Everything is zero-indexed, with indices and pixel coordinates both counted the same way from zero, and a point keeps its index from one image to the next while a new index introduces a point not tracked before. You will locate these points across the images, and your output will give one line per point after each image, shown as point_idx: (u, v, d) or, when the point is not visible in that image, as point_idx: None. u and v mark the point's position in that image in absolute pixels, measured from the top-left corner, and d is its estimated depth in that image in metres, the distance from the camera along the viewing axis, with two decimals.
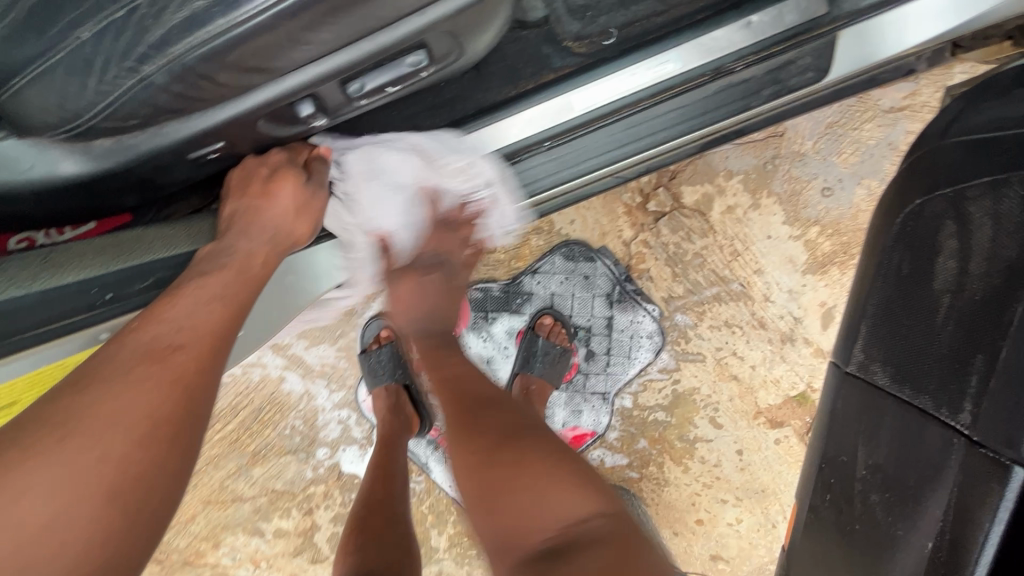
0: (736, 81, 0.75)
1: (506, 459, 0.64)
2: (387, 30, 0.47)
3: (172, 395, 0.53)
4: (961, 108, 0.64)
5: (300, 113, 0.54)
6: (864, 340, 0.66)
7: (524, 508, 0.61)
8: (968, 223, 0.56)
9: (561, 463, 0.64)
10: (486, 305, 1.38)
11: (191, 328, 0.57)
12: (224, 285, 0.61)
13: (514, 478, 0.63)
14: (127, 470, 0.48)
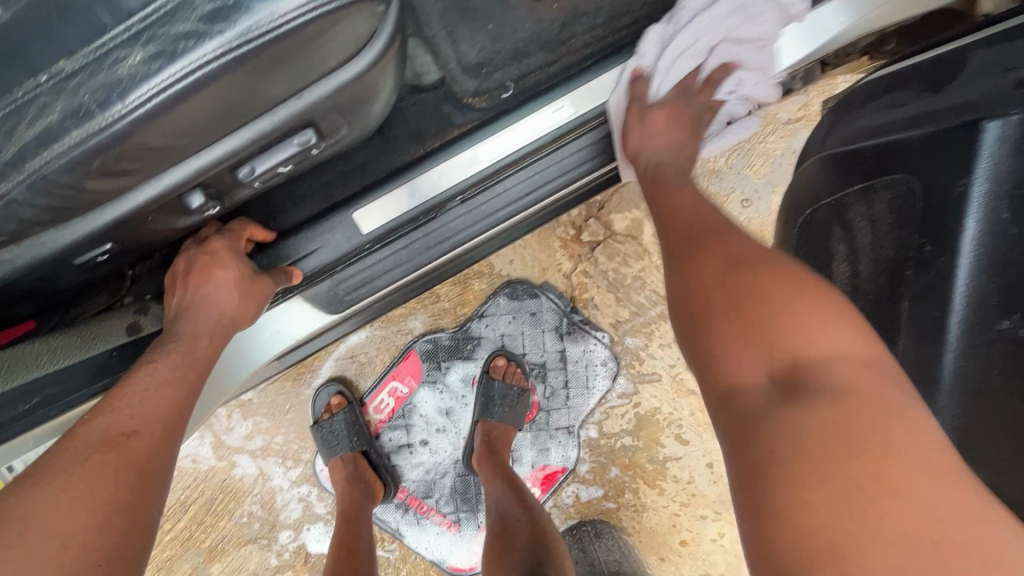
0: None
1: (831, 302, 0.45)
2: (265, 116, 0.48)
3: (125, 476, 0.52)
4: (832, 121, 0.69)
5: (191, 203, 0.53)
6: None
7: (751, 324, 0.45)
8: (851, 228, 0.60)
9: (831, 315, 0.44)
10: (438, 355, 1.36)
11: (146, 413, 0.58)
12: (175, 368, 0.63)
13: (792, 309, 0.44)
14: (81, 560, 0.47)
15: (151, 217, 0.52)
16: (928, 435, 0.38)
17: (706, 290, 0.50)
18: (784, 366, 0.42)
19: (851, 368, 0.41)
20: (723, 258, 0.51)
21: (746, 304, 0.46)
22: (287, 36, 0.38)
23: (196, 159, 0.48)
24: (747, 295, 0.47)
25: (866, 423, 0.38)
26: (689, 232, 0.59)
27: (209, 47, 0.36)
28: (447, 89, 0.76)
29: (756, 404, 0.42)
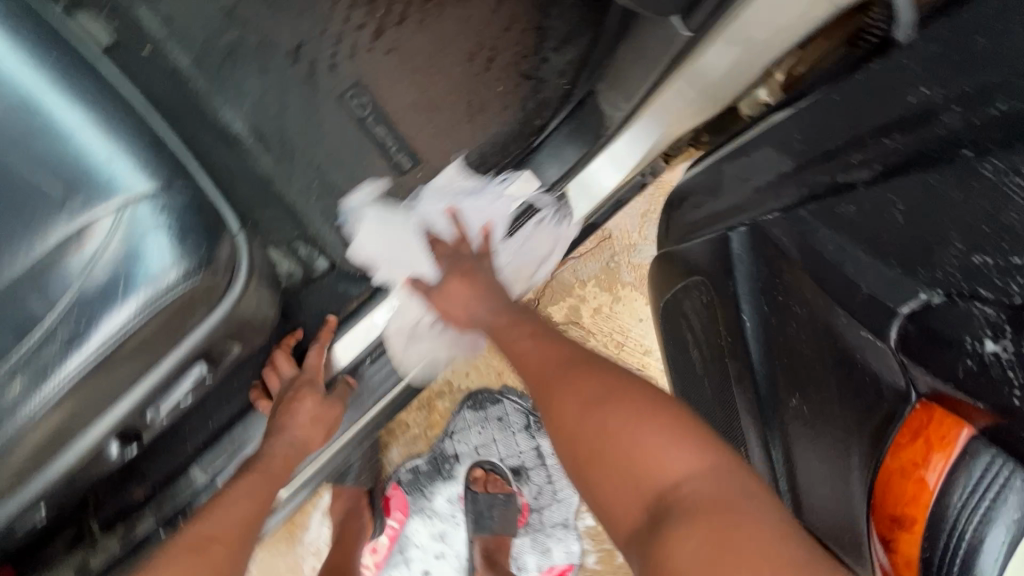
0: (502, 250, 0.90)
1: (649, 413, 0.52)
2: (149, 374, 0.56)
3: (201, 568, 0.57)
4: (669, 214, 0.79)
5: (112, 449, 0.61)
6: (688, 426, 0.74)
7: (567, 429, 0.56)
8: (691, 318, 0.67)
9: (637, 416, 0.52)
10: (420, 482, 1.40)
11: (226, 520, 0.63)
12: (252, 485, 0.69)
13: (631, 445, 0.51)
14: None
15: (75, 478, 0.60)
16: (770, 518, 0.43)
17: (560, 413, 0.57)
18: (573, 428, 0.55)
19: (625, 405, 0.53)
20: (571, 393, 0.57)
21: (562, 428, 0.56)
22: (128, 339, 0.50)
23: (100, 425, 0.56)
24: (550, 397, 0.59)
25: (721, 516, 0.43)
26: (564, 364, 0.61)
27: (72, 364, 0.49)
28: (337, 270, 0.88)
29: (633, 534, 0.48)
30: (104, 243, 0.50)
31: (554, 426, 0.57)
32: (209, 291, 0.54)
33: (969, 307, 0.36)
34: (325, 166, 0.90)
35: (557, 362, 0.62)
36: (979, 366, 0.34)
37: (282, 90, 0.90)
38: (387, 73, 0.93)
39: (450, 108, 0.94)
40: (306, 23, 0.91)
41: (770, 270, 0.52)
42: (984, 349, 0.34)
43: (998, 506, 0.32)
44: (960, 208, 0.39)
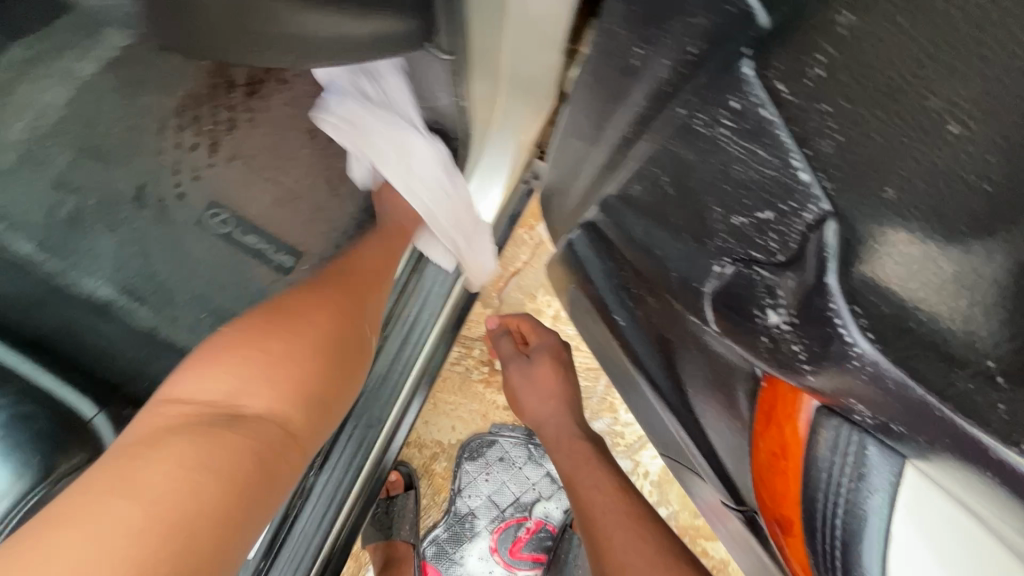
0: (411, 313, 0.89)
1: (660, 558, 0.71)
2: None
3: (347, 294, 0.66)
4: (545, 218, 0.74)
5: None
6: (643, 426, 0.68)
7: (608, 540, 0.75)
8: (591, 323, 0.62)
9: (652, 560, 0.70)
10: (447, 550, 1.36)
11: (356, 262, 0.73)
12: (361, 261, 0.75)
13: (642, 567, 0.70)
14: (315, 343, 0.58)
15: None
16: None
17: (608, 529, 0.76)
18: (612, 544, 0.74)
19: (634, 534, 0.75)
20: (599, 502, 0.80)
21: (594, 521, 0.78)
22: None
23: None
24: (598, 514, 0.79)
25: None
26: (600, 502, 0.81)
27: None
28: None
29: None
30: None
31: (590, 527, 0.79)
32: None
33: (751, 273, 0.36)
34: (207, 293, 0.87)
35: (608, 493, 0.82)
36: (772, 343, 0.35)
37: (141, 237, 0.88)
38: (237, 180, 0.90)
39: (312, 189, 0.91)
40: (141, 164, 0.89)
41: (616, 264, 0.49)
42: (770, 322, 0.35)
43: (857, 486, 0.32)
44: (700, 174, 0.37)
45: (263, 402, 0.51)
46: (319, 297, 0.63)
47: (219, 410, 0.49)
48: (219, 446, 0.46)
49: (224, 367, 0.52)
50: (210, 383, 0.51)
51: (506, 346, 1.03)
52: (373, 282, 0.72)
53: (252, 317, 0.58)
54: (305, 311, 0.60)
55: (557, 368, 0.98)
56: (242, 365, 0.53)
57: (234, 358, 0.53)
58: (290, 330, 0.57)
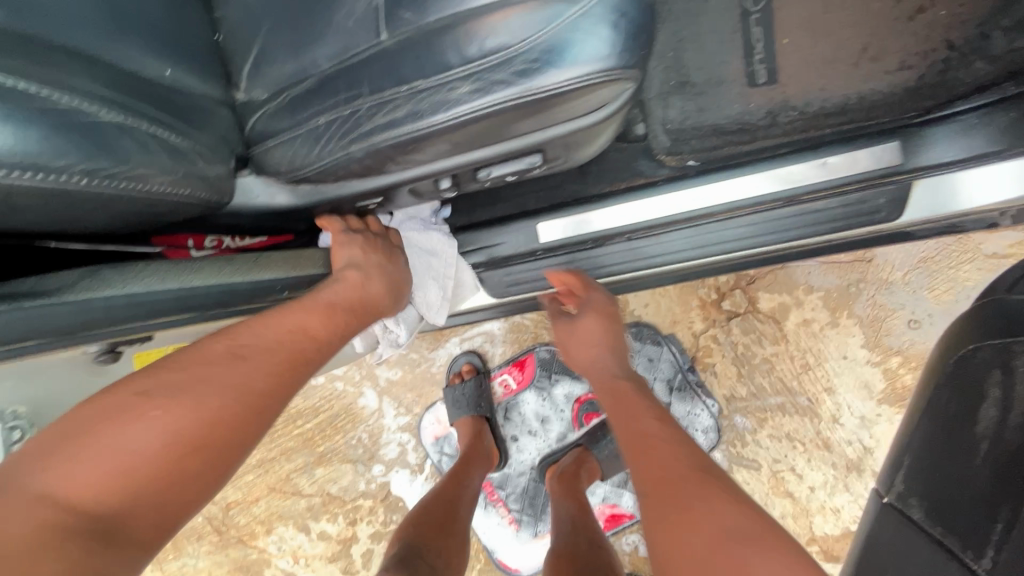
0: (809, 209, 0.85)
1: (717, 493, 0.59)
2: (521, 138, 0.64)
3: (269, 378, 0.62)
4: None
5: (439, 185, 0.72)
6: (906, 472, 0.69)
7: (692, 525, 0.55)
8: (1014, 374, 0.64)
9: (716, 495, 0.58)
10: (552, 366, 1.50)
11: (261, 338, 0.65)
12: (259, 330, 0.66)
13: (694, 513, 0.56)
14: (279, 371, 0.63)
15: (403, 191, 0.73)
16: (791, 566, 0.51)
17: (659, 475, 0.63)
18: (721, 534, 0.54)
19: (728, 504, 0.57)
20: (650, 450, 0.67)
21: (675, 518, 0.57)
22: (528, 105, 0.54)
23: (473, 152, 0.65)
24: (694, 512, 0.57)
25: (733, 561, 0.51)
26: (662, 487, 0.61)
27: (502, 96, 0.53)
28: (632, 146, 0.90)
29: None
30: (544, 21, 0.53)
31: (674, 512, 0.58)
32: (612, 90, 0.57)
33: None
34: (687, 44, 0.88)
35: (677, 441, 0.68)
36: None
37: None
38: None
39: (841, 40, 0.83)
40: None
41: None
42: None
43: None
44: None
45: (124, 495, 0.47)
46: (278, 352, 0.65)
47: (102, 514, 0.45)
48: (68, 557, 0.40)
49: (93, 462, 0.47)
50: (129, 457, 0.49)
51: (556, 310, 0.94)
52: (289, 366, 0.65)
53: (100, 407, 0.52)
54: (285, 327, 0.67)
55: (614, 315, 0.88)
56: (118, 458, 0.48)
57: (135, 454, 0.49)
58: (259, 375, 0.61)
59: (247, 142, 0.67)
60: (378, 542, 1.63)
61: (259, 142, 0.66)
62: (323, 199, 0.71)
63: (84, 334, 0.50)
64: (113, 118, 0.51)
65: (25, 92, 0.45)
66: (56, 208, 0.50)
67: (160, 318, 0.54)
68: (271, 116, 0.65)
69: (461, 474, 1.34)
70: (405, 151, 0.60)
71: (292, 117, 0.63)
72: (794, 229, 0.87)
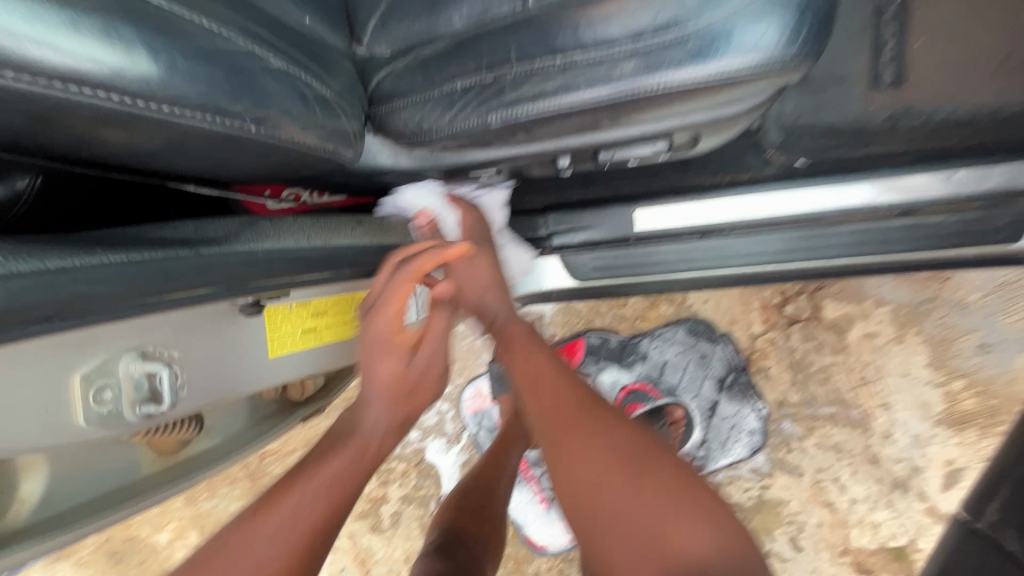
0: (922, 223, 0.83)
1: (646, 470, 0.53)
2: (654, 123, 0.60)
3: (293, 553, 0.52)
4: None
5: (557, 162, 0.70)
6: (1002, 503, 0.70)
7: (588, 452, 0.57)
8: None
9: (632, 466, 0.54)
10: (600, 352, 1.46)
11: (302, 510, 0.54)
12: (308, 496, 0.56)
13: (616, 506, 0.52)
14: (297, 554, 0.52)
15: (518, 164, 0.70)
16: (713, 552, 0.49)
17: (575, 452, 0.56)
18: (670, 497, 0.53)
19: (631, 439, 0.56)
20: (552, 415, 0.60)
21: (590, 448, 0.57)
22: (684, 91, 0.51)
23: (598, 135, 0.63)
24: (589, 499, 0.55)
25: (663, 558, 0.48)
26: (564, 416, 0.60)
27: (658, 80, 0.51)
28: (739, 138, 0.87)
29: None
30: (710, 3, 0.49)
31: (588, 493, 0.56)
32: (773, 81, 0.53)
33: None
34: None
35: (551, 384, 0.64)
36: None
37: None
38: None
39: (983, 48, 0.78)
40: None
41: None
42: None
43: None
44: None
45: None
46: (286, 532, 0.53)
47: None
48: None
49: None
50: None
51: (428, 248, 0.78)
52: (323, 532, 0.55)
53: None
54: (301, 505, 0.55)
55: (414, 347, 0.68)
56: None
57: None
58: (287, 544, 0.52)
59: (372, 100, 0.65)
60: (408, 505, 1.66)
61: (384, 101, 0.64)
62: (436, 165, 0.69)
63: (249, 288, 0.51)
64: (280, 65, 0.52)
65: (211, 32, 0.47)
66: (214, 153, 0.50)
67: (271, 277, 0.52)
68: (398, 75, 0.63)
69: (501, 452, 1.33)
70: (541, 127, 0.58)
71: (425, 78, 0.61)
72: (905, 243, 0.85)
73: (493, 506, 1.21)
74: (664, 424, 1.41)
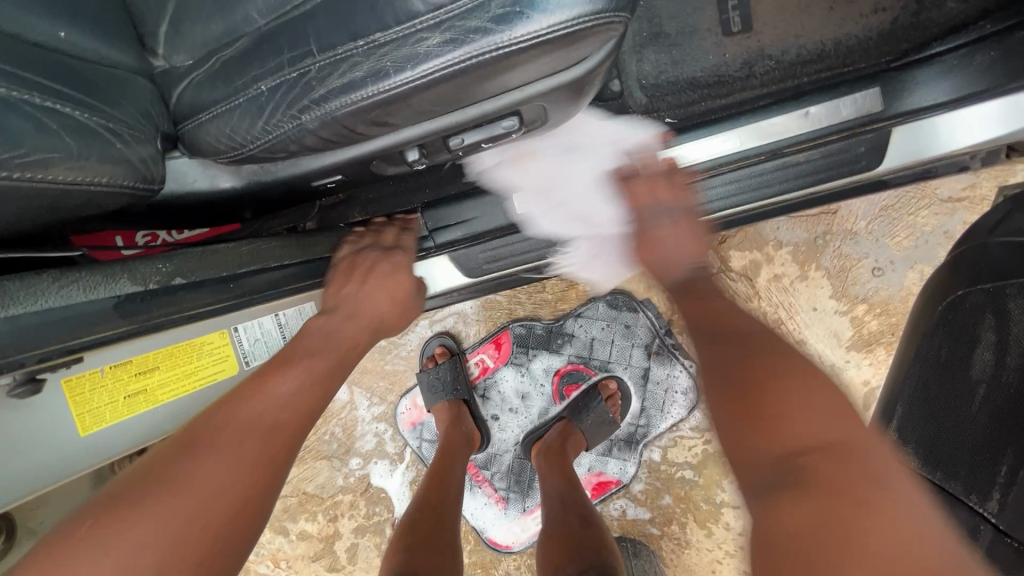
0: (790, 164, 0.81)
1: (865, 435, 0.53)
2: (493, 99, 0.56)
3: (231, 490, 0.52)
4: (1010, 208, 0.68)
5: (406, 157, 0.64)
6: (898, 421, 0.71)
7: (789, 413, 0.54)
8: (1007, 317, 0.62)
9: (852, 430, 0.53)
10: (528, 341, 1.45)
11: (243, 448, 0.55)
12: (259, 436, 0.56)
13: (823, 460, 0.50)
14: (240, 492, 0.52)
15: (367, 165, 0.64)
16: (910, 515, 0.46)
17: (780, 394, 0.56)
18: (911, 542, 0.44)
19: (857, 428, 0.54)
20: (799, 386, 0.57)
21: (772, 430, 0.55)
22: (495, 63, 0.47)
23: (430, 122, 0.58)
24: (874, 490, 0.47)
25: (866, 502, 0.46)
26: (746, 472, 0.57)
27: (467, 49, 0.46)
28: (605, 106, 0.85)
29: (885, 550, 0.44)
30: None
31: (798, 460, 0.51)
32: (600, 39, 0.49)
33: None
34: None
35: (800, 369, 0.59)
36: None
37: None
38: None
39: None
40: None
41: None
42: None
43: None
44: None
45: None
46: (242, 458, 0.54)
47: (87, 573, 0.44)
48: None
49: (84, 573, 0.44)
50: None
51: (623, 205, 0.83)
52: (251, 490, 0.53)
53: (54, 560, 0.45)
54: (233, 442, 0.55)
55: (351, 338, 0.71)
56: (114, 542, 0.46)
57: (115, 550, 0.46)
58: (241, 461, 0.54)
59: (178, 117, 0.57)
60: (363, 536, 1.57)
61: (189, 117, 0.56)
62: (272, 180, 0.62)
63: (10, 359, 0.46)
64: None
65: None
66: None
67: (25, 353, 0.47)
68: (199, 86, 0.56)
69: (442, 465, 1.26)
70: (366, 123, 0.51)
71: (228, 85, 0.54)
72: (781, 184, 0.82)
73: (447, 512, 1.13)
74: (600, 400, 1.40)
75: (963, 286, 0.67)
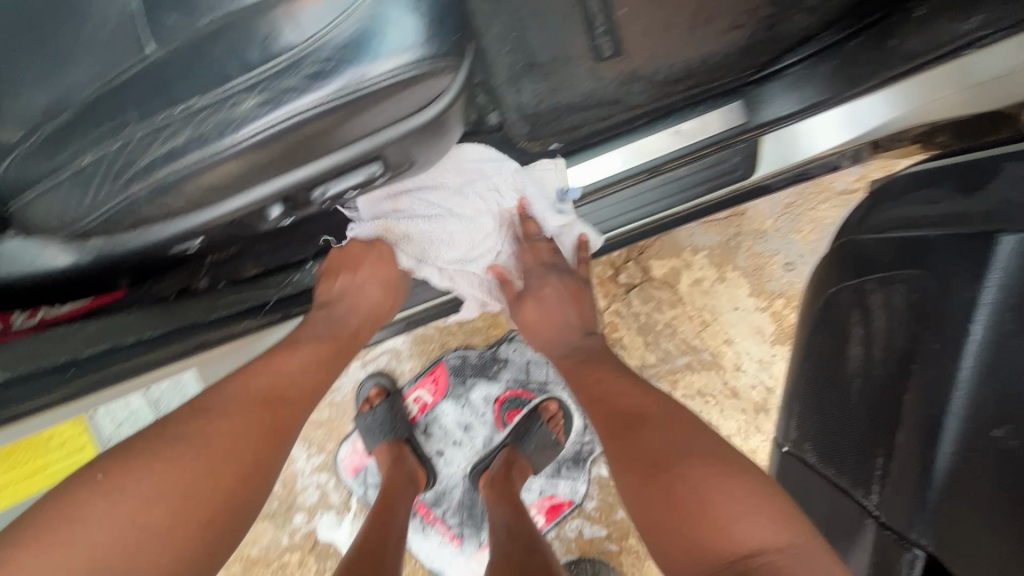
0: (672, 178, 0.85)
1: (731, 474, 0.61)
2: (343, 148, 0.52)
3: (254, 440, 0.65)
4: (873, 202, 0.73)
5: (272, 213, 0.62)
6: (798, 418, 0.74)
7: (682, 487, 0.61)
8: (870, 311, 0.63)
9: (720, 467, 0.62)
10: (464, 371, 1.43)
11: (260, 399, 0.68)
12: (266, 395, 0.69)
13: (697, 492, 0.60)
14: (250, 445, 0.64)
15: (229, 225, 0.62)
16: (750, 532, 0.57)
17: (668, 470, 0.63)
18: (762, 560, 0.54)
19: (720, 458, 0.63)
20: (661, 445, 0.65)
21: (682, 510, 0.60)
22: (323, 118, 0.46)
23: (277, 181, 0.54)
24: (716, 523, 0.58)
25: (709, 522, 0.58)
26: (624, 418, 0.70)
27: (289, 110, 0.45)
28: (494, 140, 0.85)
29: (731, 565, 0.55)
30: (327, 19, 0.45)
31: (734, 570, 0.54)
32: (433, 85, 0.49)
33: None
34: (528, 22, 0.83)
35: (680, 430, 0.66)
36: None
37: None
38: None
39: None
40: None
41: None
42: None
43: None
44: None
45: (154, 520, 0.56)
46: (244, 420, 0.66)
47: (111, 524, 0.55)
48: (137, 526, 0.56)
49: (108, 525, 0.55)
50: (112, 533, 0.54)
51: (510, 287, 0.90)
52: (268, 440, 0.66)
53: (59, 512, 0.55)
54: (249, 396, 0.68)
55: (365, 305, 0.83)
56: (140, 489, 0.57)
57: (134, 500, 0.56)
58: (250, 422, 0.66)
59: (6, 196, 0.54)
60: None
61: (16, 196, 0.53)
62: (125, 250, 0.59)
63: None
64: None
65: None
66: None
67: None
68: (22, 162, 0.52)
69: (385, 506, 1.22)
70: (202, 188, 0.49)
71: (51, 160, 0.51)
72: (669, 197, 0.87)
73: (387, 556, 1.06)
74: (543, 422, 1.38)
75: (833, 283, 0.69)
